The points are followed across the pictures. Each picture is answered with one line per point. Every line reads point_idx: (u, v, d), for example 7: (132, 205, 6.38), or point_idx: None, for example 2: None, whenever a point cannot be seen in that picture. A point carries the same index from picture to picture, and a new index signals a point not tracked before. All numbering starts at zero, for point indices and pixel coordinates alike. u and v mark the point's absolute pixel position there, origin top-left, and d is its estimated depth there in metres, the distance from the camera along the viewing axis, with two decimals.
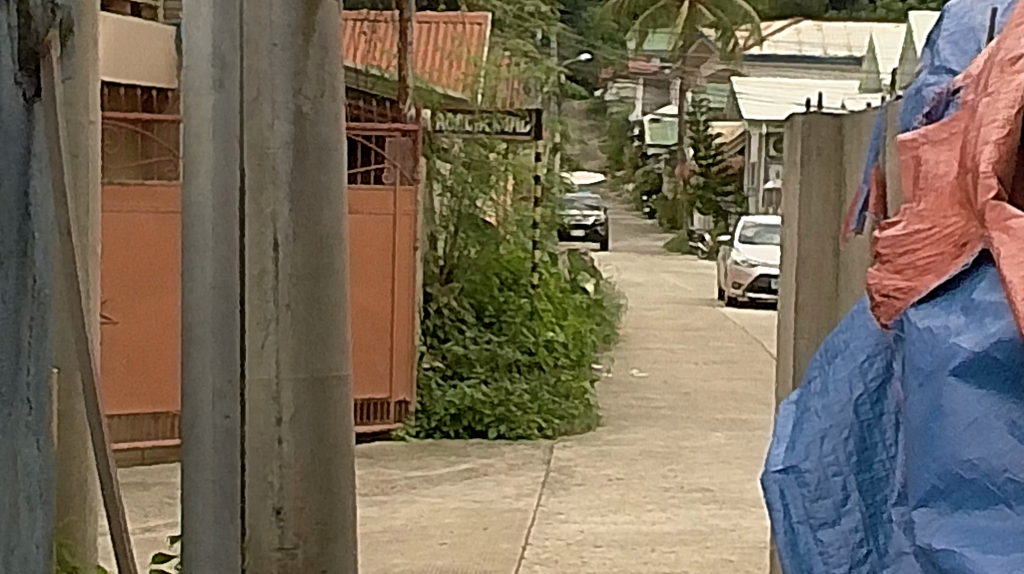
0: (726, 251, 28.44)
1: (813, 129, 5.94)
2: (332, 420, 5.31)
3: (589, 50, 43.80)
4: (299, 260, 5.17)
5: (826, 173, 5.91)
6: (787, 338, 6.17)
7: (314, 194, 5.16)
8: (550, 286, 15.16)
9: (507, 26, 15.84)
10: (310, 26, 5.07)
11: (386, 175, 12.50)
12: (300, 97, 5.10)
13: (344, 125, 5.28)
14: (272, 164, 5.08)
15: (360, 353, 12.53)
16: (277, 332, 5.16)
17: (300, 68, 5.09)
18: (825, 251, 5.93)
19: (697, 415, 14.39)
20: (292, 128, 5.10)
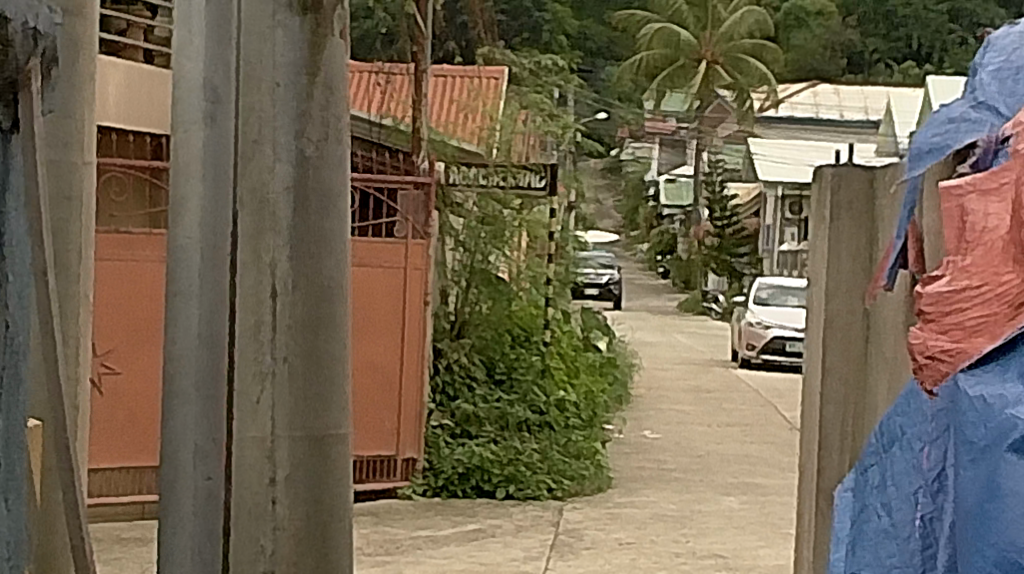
0: (740, 312, 28.22)
1: (841, 183, 6.59)
2: (330, 482, 6.11)
3: (606, 109, 43.77)
4: (300, 313, 6.02)
5: (857, 228, 6.58)
6: (815, 392, 6.86)
7: (316, 242, 6.03)
8: (561, 345, 14.90)
9: (522, 76, 15.60)
10: (314, 70, 5.96)
11: (397, 228, 12.29)
12: (302, 140, 5.96)
13: (348, 170, 6.12)
14: (273, 208, 5.97)
15: (363, 416, 12.26)
16: (273, 385, 5.99)
17: (304, 111, 5.96)
18: (854, 309, 6.62)
19: (711, 478, 14.12)
20: (294, 169, 5.97)
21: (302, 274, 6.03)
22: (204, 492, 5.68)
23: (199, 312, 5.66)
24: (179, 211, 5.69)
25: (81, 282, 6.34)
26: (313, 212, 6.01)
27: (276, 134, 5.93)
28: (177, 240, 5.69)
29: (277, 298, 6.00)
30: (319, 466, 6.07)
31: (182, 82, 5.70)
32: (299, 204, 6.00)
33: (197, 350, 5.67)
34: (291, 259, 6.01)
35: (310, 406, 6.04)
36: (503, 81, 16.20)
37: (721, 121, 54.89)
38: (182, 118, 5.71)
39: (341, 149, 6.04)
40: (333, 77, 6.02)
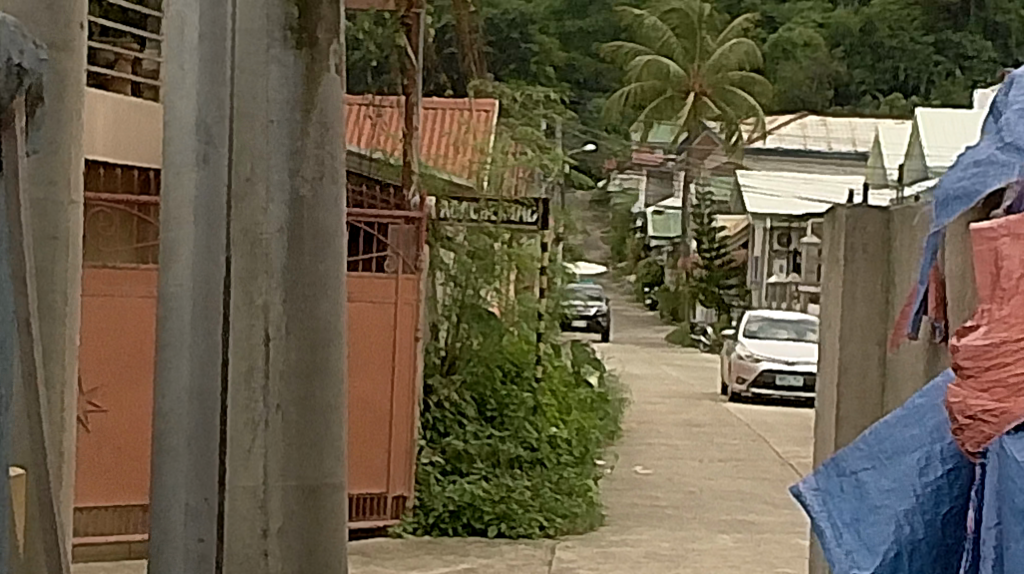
0: (729, 345, 28.09)
1: (858, 224, 7.44)
2: (320, 526, 6.61)
3: (593, 141, 43.73)
4: (294, 343, 6.57)
5: (874, 272, 7.40)
6: (828, 422, 7.69)
7: (310, 285, 6.58)
8: (553, 380, 14.73)
9: (513, 109, 15.48)
10: (308, 109, 6.55)
11: (387, 263, 12.18)
12: (297, 179, 6.55)
13: (343, 210, 6.71)
14: (265, 249, 6.51)
15: (354, 453, 12.10)
16: (265, 433, 6.51)
17: (297, 153, 6.54)
18: (868, 353, 7.46)
19: (703, 514, 13.98)
20: (288, 210, 6.53)
21: (298, 310, 6.56)
22: (197, 551, 6.31)
23: (189, 371, 6.30)
24: (174, 257, 6.30)
25: (67, 324, 6.19)
26: (308, 251, 6.56)
27: (271, 173, 6.49)
28: (169, 289, 6.32)
29: (270, 342, 6.54)
30: (312, 513, 6.56)
31: (175, 121, 6.33)
32: (294, 242, 6.54)
33: (188, 407, 6.28)
34: (285, 298, 6.55)
35: (308, 448, 6.57)
36: (495, 114, 16.10)
37: (709, 152, 54.89)
38: (176, 161, 6.31)
39: (335, 189, 6.64)
40: (328, 116, 6.62)
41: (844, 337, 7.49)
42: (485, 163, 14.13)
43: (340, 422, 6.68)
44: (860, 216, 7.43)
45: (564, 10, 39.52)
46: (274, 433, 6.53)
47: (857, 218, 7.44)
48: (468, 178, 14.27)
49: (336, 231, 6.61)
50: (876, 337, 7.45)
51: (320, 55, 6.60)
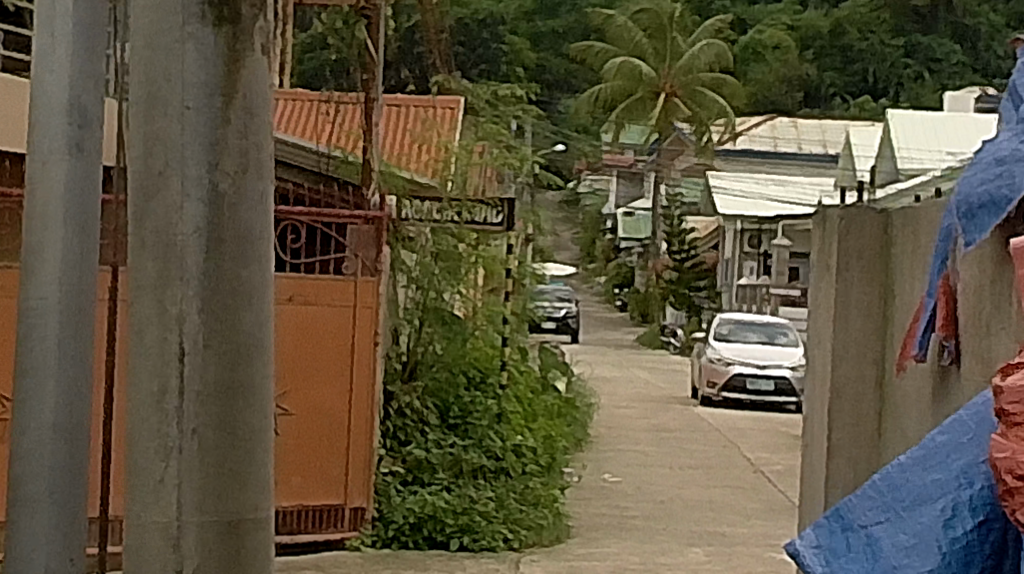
0: (699, 347, 27.68)
1: (850, 226, 7.95)
2: (246, 559, 6.06)
3: (563, 142, 43.42)
4: (213, 358, 5.97)
5: (870, 283, 7.90)
6: (823, 432, 8.11)
7: (233, 290, 5.98)
8: (519, 387, 14.30)
9: (479, 106, 14.98)
10: (231, 92, 5.95)
11: (346, 265, 11.68)
12: (216, 174, 5.94)
13: (270, 209, 6.09)
14: (181, 255, 5.92)
15: (308, 461, 11.60)
16: (180, 459, 5.96)
17: (219, 142, 5.94)
18: (863, 375, 7.90)
19: (672, 525, 13.55)
20: (207, 209, 5.93)
21: (216, 325, 5.95)
22: None
23: (54, 402, 6.03)
24: (40, 261, 6.05)
25: None
26: (229, 255, 5.96)
27: (186, 167, 5.91)
28: (34, 302, 6.06)
29: (185, 357, 5.95)
30: (232, 550, 6.03)
31: (42, 127, 6.07)
32: (213, 245, 5.94)
33: (52, 439, 6.01)
34: (201, 309, 5.94)
35: (230, 481, 6.01)
36: (461, 113, 15.60)
37: (679, 153, 54.55)
38: (42, 150, 6.08)
39: (261, 184, 6.03)
40: (254, 101, 6.02)
41: (839, 355, 7.91)
42: (448, 160, 13.61)
43: (267, 448, 6.13)
44: (851, 219, 7.94)
45: (534, 11, 39.42)
46: (190, 464, 5.96)
47: (852, 214, 7.94)
48: (431, 176, 13.75)
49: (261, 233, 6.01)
50: (872, 356, 7.89)
51: (245, 32, 5.99)
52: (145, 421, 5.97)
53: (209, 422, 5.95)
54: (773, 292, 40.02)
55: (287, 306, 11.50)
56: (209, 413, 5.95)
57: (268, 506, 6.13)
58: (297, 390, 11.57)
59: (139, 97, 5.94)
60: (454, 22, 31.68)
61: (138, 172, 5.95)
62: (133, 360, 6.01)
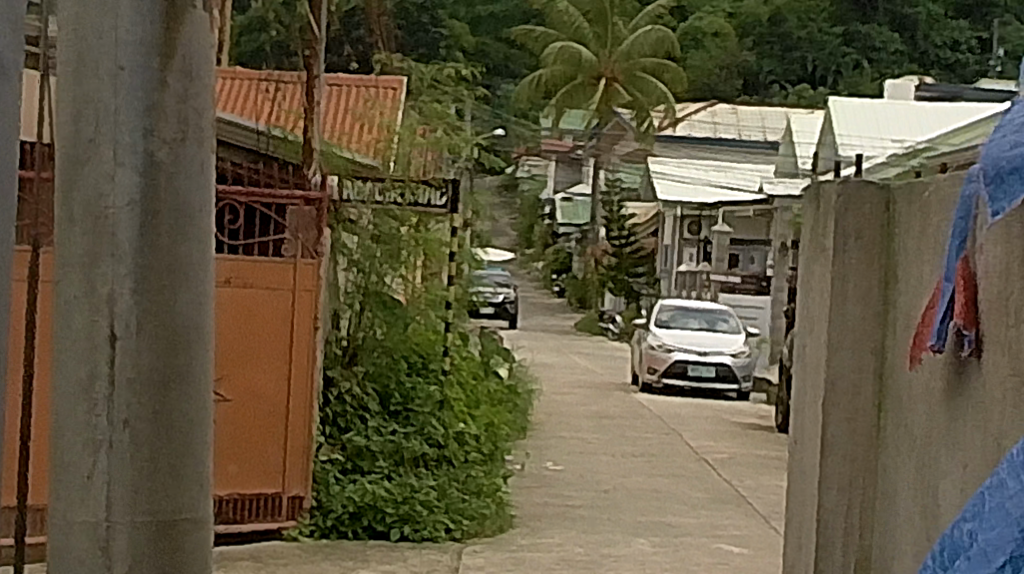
0: (640, 334, 27.45)
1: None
2: (180, 557, 5.79)
3: (503, 126, 43.23)
4: (148, 346, 5.69)
5: (868, 263, 7.36)
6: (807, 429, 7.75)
7: (169, 268, 5.70)
8: (462, 373, 14.03)
9: (422, 88, 14.64)
10: (168, 54, 5.68)
11: (286, 248, 11.37)
12: (152, 141, 5.66)
13: (209, 180, 5.82)
14: (112, 227, 5.63)
15: (245, 447, 11.28)
16: (112, 450, 5.67)
17: (154, 108, 5.66)
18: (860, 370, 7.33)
19: (616, 516, 13.26)
20: (141, 180, 5.65)
21: (148, 302, 5.68)
22: None
23: None
24: None
25: None
26: (166, 229, 5.68)
27: (117, 132, 5.64)
28: None
29: (117, 341, 5.66)
30: (166, 545, 5.76)
31: None
32: (148, 222, 5.66)
33: None
34: (133, 288, 5.66)
35: (168, 481, 5.71)
36: (404, 95, 15.26)
37: (619, 138, 54.37)
38: None
39: (200, 152, 5.74)
40: (193, 58, 5.75)
41: (834, 343, 7.35)
42: (391, 141, 13.36)
43: (206, 440, 5.85)
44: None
45: None
46: (121, 455, 5.67)
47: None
48: (372, 158, 13.50)
49: (201, 206, 5.73)
50: (870, 346, 7.33)
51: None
52: (71, 412, 5.68)
53: (144, 407, 5.68)
54: (712, 278, 39.83)
55: (224, 288, 11.14)
56: (145, 398, 5.68)
57: (205, 501, 5.86)
58: (234, 376, 11.22)
59: (68, 60, 5.66)
60: (395, 5, 31.39)
61: (67, 139, 5.69)
62: (59, 343, 5.74)
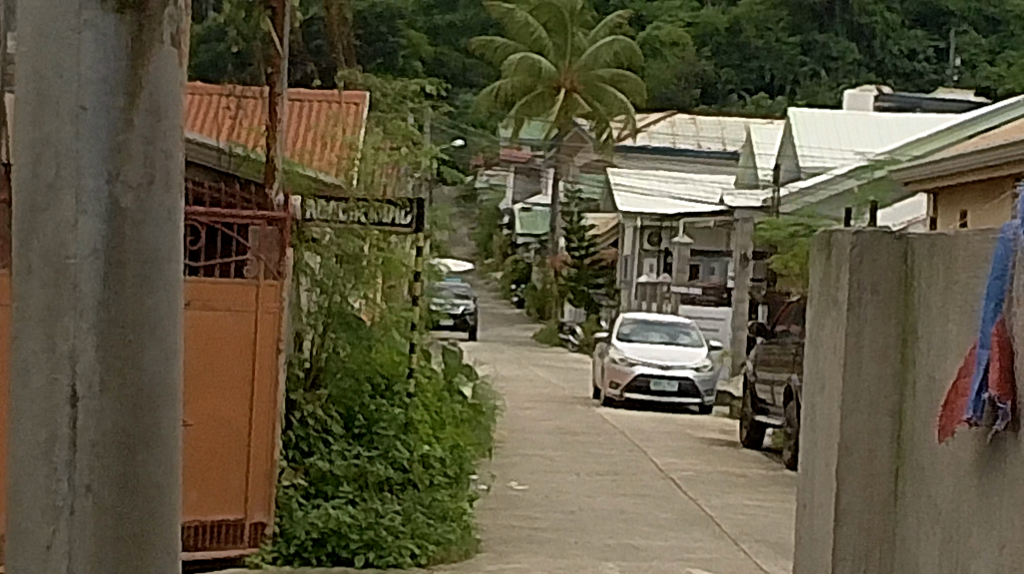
0: (602, 347, 27.22)
1: (864, 253, 7.01)
2: None
3: (462, 137, 43.03)
4: (112, 409, 5.38)
5: (885, 313, 7.01)
6: (816, 487, 7.32)
7: (135, 320, 5.39)
8: (427, 395, 13.88)
9: (384, 103, 14.44)
10: (136, 85, 5.40)
11: (248, 268, 11.18)
12: (117, 182, 5.38)
13: (179, 222, 5.50)
14: (71, 279, 5.36)
15: (206, 473, 11.02)
16: (69, 519, 5.41)
17: (117, 148, 5.38)
18: (876, 429, 7.00)
19: (584, 539, 13.06)
20: (105, 225, 5.37)
21: (114, 361, 5.37)
22: None
23: None
24: None
25: None
26: (134, 280, 5.39)
27: (81, 175, 5.36)
28: None
29: (76, 405, 5.36)
30: None
31: None
32: (112, 272, 5.37)
33: None
34: (98, 344, 5.36)
35: (132, 554, 5.45)
36: (366, 111, 15.06)
37: (578, 149, 54.19)
38: None
39: (170, 195, 5.45)
40: (161, 93, 5.46)
41: (848, 401, 6.99)
42: (353, 159, 13.18)
43: (176, 509, 5.56)
44: (870, 240, 7.01)
45: (431, 5, 38.93)
46: (82, 534, 5.42)
47: (870, 239, 7.00)
48: (336, 174, 13.31)
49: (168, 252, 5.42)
50: (886, 407, 7.01)
51: (152, 18, 5.44)
52: (29, 479, 5.42)
53: (104, 475, 5.39)
54: (673, 289, 39.64)
55: (185, 310, 10.91)
56: (105, 469, 5.39)
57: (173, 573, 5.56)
58: (197, 401, 10.99)
59: (26, 89, 5.42)
60: (353, 15, 31.12)
61: (26, 183, 5.43)
62: (12, 404, 5.46)
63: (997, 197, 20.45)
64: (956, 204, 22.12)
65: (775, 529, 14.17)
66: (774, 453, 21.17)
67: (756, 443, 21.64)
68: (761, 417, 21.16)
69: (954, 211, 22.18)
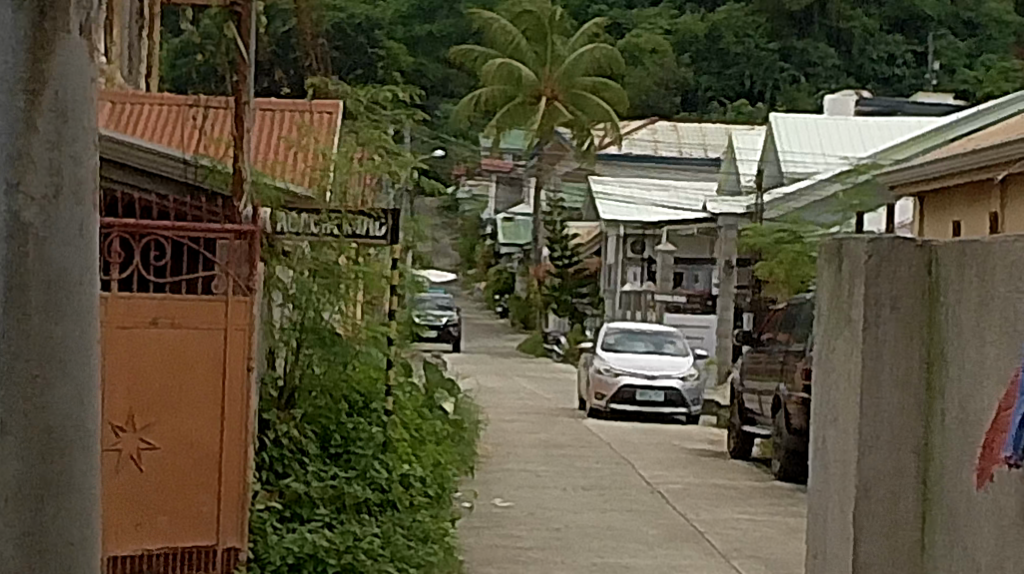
0: (586, 357, 26.77)
1: (885, 266, 7.38)
2: None
3: (442, 147, 42.60)
4: (19, 446, 5.60)
5: (907, 338, 7.40)
6: (833, 517, 7.70)
7: (44, 350, 5.60)
8: (406, 413, 13.57)
9: (358, 112, 13.99)
10: (35, 103, 5.60)
11: (216, 284, 10.75)
12: (17, 199, 5.56)
13: (88, 247, 5.72)
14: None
15: (176, 496, 10.59)
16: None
17: (12, 173, 5.57)
18: (902, 459, 7.39)
19: (571, 558, 12.65)
20: (7, 250, 5.56)
21: (17, 394, 5.59)
22: None
23: None
24: None
25: None
26: (34, 312, 5.58)
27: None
28: None
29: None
30: None
31: None
32: (13, 301, 5.57)
33: None
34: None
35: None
36: (340, 120, 14.62)
37: (560, 157, 53.84)
38: None
39: (78, 211, 5.65)
40: (66, 97, 5.65)
41: (865, 428, 7.39)
42: (327, 170, 12.76)
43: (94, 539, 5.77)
44: (890, 256, 7.38)
45: (410, 13, 38.46)
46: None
47: (890, 248, 7.38)
48: (309, 185, 12.91)
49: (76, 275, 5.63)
50: (910, 444, 7.39)
51: (54, 8, 5.63)
52: None
53: (14, 530, 5.59)
54: (658, 297, 39.27)
55: (151, 329, 10.51)
56: (17, 525, 5.59)
57: None
58: (164, 421, 10.56)
59: None
60: (330, 25, 30.70)
61: None
62: None
63: (983, 200, 20.06)
64: (943, 207, 21.70)
65: (765, 545, 13.80)
66: (763, 463, 20.78)
67: (744, 455, 21.24)
68: (749, 427, 20.76)
69: (941, 216, 21.76)
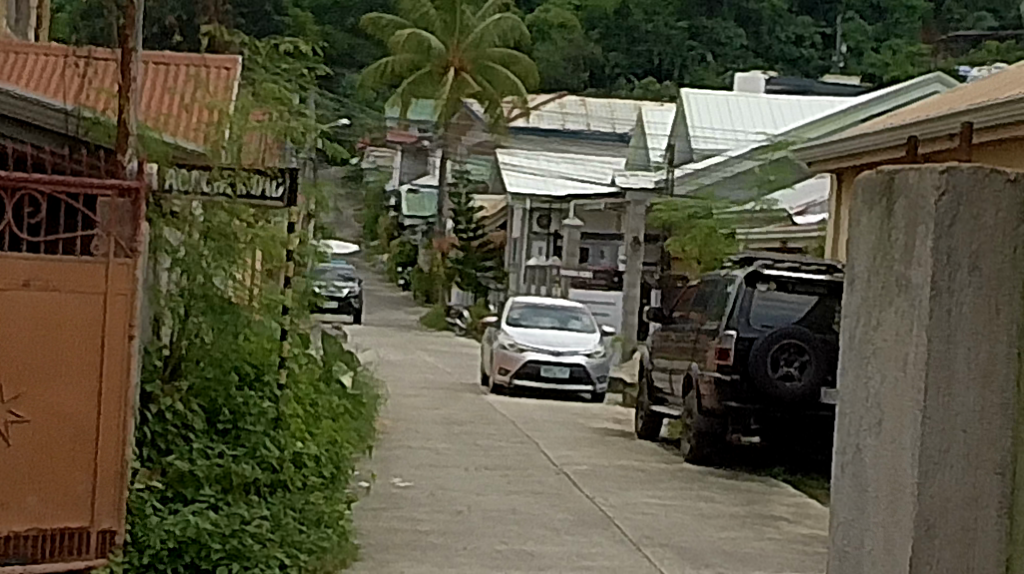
0: (490, 332, 26.01)
1: (962, 213, 5.48)
2: None
3: (348, 115, 41.72)
4: None
5: (990, 307, 5.48)
6: (871, 550, 5.69)
7: None
8: (301, 388, 12.79)
9: (260, 70, 13.11)
10: None
11: (96, 245, 9.89)
12: None
13: None
14: None
15: (48, 474, 9.70)
16: None
17: None
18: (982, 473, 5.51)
19: (473, 544, 11.88)
20: None
21: None
22: None
23: None
24: None
25: None
26: None
27: None
28: None
29: None
30: None
31: None
32: None
33: None
34: None
35: None
36: (238, 77, 13.72)
37: (467, 129, 53.11)
38: None
39: None
40: None
41: (938, 429, 5.47)
42: (221, 126, 11.91)
43: None
44: (972, 196, 5.48)
45: None
46: None
47: (972, 192, 5.48)
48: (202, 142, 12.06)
49: None
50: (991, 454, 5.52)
51: None
52: None
53: None
54: (564, 272, 38.49)
55: (23, 292, 9.63)
56: None
57: None
58: (35, 391, 9.67)
59: None
60: None
61: None
62: None
63: None
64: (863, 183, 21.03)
65: (678, 531, 13.12)
66: (672, 444, 20.13)
67: (653, 434, 20.57)
68: (658, 407, 20.06)
69: None
